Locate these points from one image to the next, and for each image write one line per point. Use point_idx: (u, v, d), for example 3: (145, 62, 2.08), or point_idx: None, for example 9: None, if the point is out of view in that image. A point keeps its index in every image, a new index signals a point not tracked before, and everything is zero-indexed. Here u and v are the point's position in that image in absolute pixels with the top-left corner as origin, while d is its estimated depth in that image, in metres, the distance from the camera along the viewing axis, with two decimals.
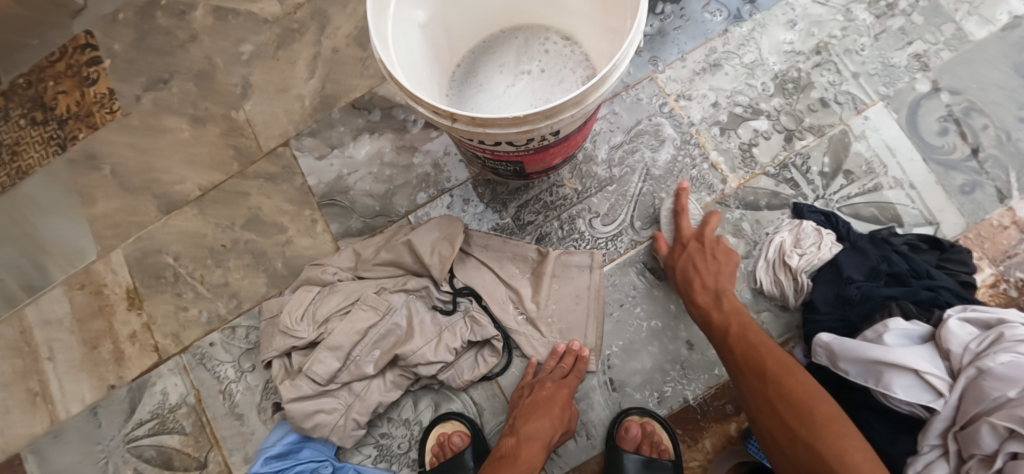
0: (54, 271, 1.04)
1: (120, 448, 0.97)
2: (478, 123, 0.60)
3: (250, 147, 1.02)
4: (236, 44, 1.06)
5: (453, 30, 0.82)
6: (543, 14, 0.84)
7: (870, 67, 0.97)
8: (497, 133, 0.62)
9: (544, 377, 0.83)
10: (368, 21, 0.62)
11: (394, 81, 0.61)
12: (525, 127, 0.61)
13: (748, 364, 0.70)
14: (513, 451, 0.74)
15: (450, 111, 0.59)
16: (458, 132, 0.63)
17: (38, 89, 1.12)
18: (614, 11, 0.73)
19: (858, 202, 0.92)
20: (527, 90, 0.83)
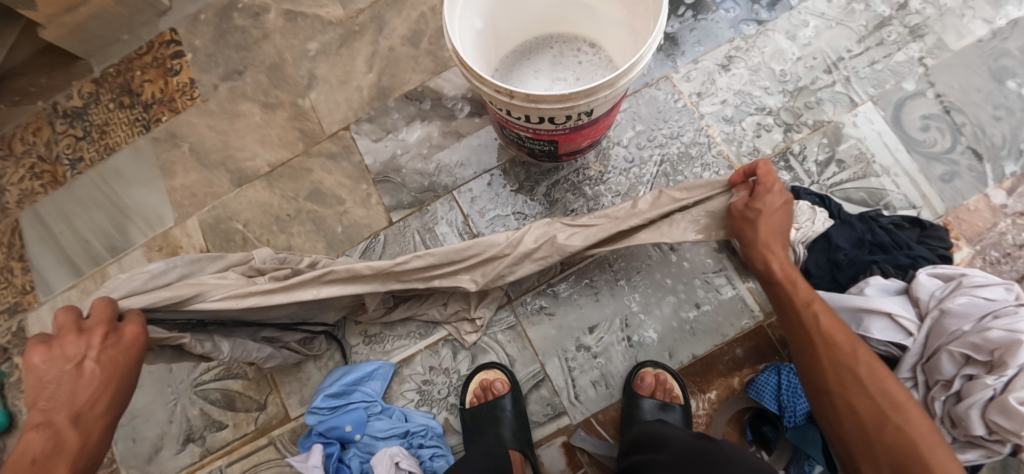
0: (136, 234, 1.18)
1: (189, 391, 1.09)
2: (531, 100, 0.73)
3: (314, 130, 1.17)
4: (304, 42, 1.22)
5: (499, 36, 0.97)
6: (579, 27, 1.00)
7: (860, 72, 1.11)
8: (545, 109, 0.74)
9: (63, 358, 0.65)
10: (443, 17, 0.76)
11: (462, 63, 0.73)
12: (567, 104, 0.73)
13: (830, 349, 0.71)
14: (54, 445, 0.61)
15: (510, 89, 0.71)
16: (512, 108, 0.76)
17: (126, 78, 1.27)
18: (640, 18, 0.86)
19: (849, 188, 1.05)
20: (559, 90, 0.99)
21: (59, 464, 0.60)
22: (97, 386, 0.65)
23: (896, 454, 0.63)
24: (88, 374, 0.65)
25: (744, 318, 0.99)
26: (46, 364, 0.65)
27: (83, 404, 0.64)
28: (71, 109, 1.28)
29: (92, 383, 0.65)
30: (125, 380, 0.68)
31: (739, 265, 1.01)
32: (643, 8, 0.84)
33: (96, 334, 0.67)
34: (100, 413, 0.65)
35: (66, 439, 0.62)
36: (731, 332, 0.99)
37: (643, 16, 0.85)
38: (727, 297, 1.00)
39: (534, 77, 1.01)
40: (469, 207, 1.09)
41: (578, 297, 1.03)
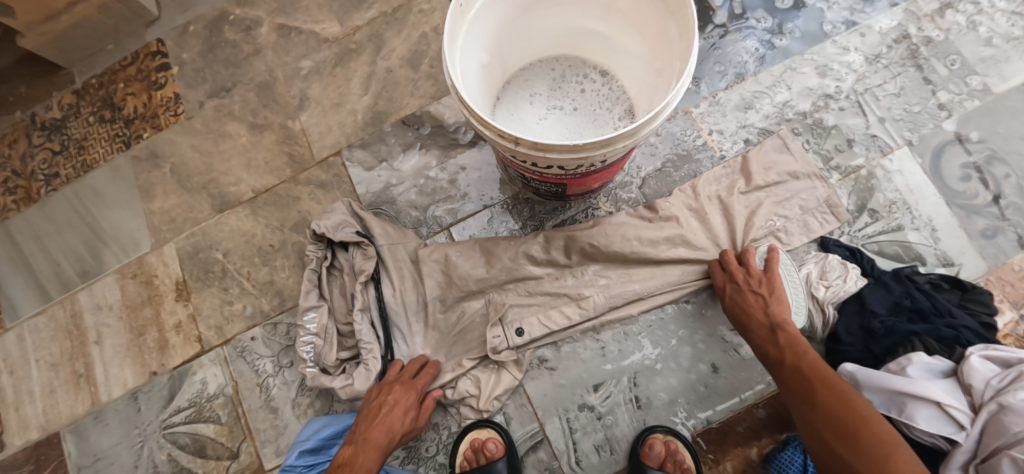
0: (109, 259, 1.11)
1: (156, 434, 1.01)
2: (539, 148, 0.64)
3: (303, 155, 1.09)
4: (298, 60, 1.14)
5: (503, 62, 0.88)
6: (587, 51, 0.91)
7: (895, 113, 1.02)
8: (554, 158, 0.66)
9: (392, 380, 0.85)
10: (444, 49, 0.67)
11: (464, 104, 0.66)
12: (580, 154, 0.65)
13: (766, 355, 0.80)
14: (349, 460, 0.77)
15: (515, 136, 0.63)
16: (517, 154, 0.68)
17: (109, 90, 1.20)
18: (660, 54, 0.78)
19: (882, 240, 0.96)
20: (563, 123, 0.89)
21: None
22: (410, 408, 0.83)
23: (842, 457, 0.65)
24: (381, 412, 0.81)
25: (764, 380, 0.90)
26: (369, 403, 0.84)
27: (373, 436, 0.79)
28: (50, 121, 1.20)
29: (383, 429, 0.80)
30: (401, 418, 0.81)
31: None
32: (665, 43, 0.76)
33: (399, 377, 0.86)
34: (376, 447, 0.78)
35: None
36: (750, 396, 0.90)
37: (663, 49, 0.77)
38: (746, 357, 0.92)
39: (527, 102, 0.92)
40: None
41: (582, 350, 0.94)
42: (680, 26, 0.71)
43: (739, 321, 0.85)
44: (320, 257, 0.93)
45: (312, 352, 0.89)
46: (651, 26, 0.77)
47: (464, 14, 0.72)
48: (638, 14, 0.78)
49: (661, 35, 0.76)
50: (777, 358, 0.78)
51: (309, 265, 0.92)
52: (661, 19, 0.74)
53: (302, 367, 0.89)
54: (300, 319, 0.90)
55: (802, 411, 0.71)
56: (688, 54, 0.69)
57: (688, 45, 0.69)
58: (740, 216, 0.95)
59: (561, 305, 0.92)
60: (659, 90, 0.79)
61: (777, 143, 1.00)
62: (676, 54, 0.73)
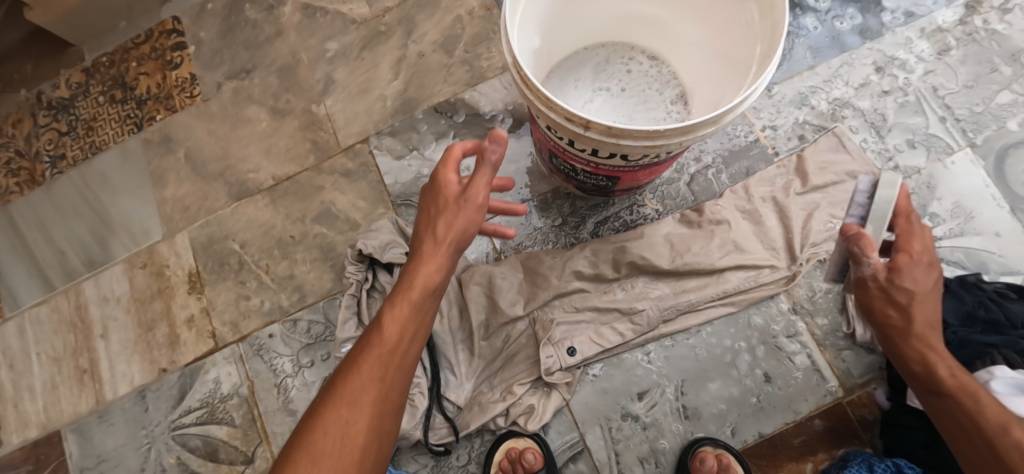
0: (117, 248, 1.04)
1: (165, 435, 0.94)
2: (612, 134, 0.58)
3: (328, 141, 1.02)
4: (323, 42, 1.07)
5: (550, 45, 0.82)
6: (637, 35, 0.85)
7: (957, 113, 0.96)
8: (627, 145, 0.60)
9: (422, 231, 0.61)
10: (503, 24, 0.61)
11: (526, 81, 0.59)
12: (657, 141, 0.59)
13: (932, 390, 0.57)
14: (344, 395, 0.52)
15: (587, 119, 0.57)
16: (582, 139, 0.62)
17: (120, 69, 1.13)
18: (729, 39, 0.73)
19: (944, 246, 0.91)
20: (611, 108, 0.83)
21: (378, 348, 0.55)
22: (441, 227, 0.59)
23: None
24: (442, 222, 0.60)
25: (819, 393, 0.86)
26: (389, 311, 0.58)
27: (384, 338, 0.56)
28: (56, 100, 1.13)
29: (409, 323, 0.58)
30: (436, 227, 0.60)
31: (818, 331, 0.88)
32: (737, 26, 0.70)
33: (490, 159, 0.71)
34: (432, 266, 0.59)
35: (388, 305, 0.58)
36: (805, 409, 0.85)
37: (734, 33, 0.71)
38: (801, 367, 0.87)
39: (573, 87, 0.85)
40: (502, 244, 0.94)
41: (626, 357, 0.88)
42: (761, 7, 0.65)
43: (920, 336, 0.56)
44: (360, 280, 0.89)
45: None
46: (721, 10, 0.72)
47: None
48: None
49: (732, 18, 0.70)
50: (941, 380, 0.56)
51: (349, 289, 0.88)
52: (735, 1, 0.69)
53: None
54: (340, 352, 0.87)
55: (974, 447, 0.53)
56: (773, 38, 0.63)
57: (775, 27, 0.63)
58: (799, 220, 0.90)
59: (612, 321, 0.87)
60: (727, 77, 0.74)
61: (834, 141, 0.94)
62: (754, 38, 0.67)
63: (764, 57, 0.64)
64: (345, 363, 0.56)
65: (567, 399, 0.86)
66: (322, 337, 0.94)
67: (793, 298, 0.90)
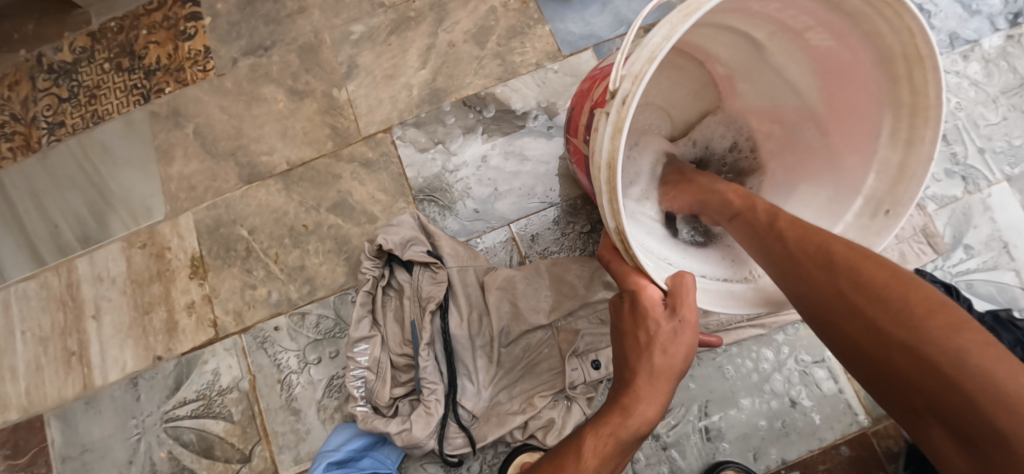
0: (116, 225, 0.98)
1: (156, 428, 0.89)
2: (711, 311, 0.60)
3: (348, 128, 0.98)
4: (347, 23, 1.02)
5: None
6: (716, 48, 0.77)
7: (996, 144, 0.94)
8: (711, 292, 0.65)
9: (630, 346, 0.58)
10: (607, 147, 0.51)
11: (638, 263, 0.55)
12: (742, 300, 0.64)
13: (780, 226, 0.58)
14: None
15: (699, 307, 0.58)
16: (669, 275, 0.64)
17: (129, 36, 1.07)
18: (836, 114, 0.68)
19: (977, 279, 0.89)
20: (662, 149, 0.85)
21: None
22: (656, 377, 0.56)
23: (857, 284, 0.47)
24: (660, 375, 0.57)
25: (845, 421, 0.83)
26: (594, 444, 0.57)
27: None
28: (58, 64, 1.07)
29: (610, 461, 0.57)
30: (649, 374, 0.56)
31: None
32: (855, 120, 0.65)
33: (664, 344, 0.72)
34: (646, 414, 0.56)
35: (588, 437, 0.58)
36: (830, 437, 0.83)
37: (847, 132, 0.67)
38: (829, 394, 0.85)
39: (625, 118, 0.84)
40: (528, 248, 0.91)
41: None
42: (897, 136, 0.60)
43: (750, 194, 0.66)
44: (376, 276, 0.85)
45: (363, 389, 0.81)
46: (841, 83, 0.65)
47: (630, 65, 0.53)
48: (842, 65, 0.63)
49: (857, 110, 0.64)
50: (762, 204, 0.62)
51: (364, 285, 0.84)
52: (875, 105, 0.61)
53: (352, 405, 0.81)
54: (351, 352, 0.82)
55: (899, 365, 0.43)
56: (897, 188, 0.61)
57: (908, 160, 0.59)
58: None
59: None
60: (812, 164, 0.72)
61: None
62: (872, 162, 0.63)
63: (875, 200, 0.63)
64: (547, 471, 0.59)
65: (586, 414, 0.82)
66: (332, 333, 0.89)
67: None
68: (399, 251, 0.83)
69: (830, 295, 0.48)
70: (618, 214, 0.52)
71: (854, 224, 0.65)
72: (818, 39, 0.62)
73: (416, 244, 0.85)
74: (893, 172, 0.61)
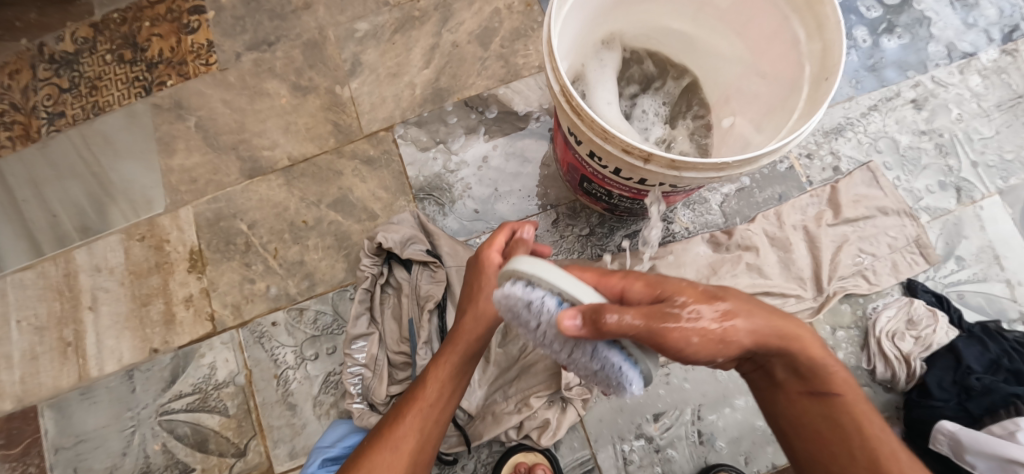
0: (115, 216, 0.98)
1: (152, 420, 0.89)
2: (675, 166, 0.56)
3: (351, 125, 0.98)
4: (353, 21, 1.03)
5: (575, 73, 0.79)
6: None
7: (989, 159, 0.95)
8: (690, 178, 0.57)
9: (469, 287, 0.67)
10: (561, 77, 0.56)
11: (578, 113, 0.58)
12: (722, 172, 0.56)
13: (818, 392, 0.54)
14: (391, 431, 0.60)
15: (647, 152, 0.55)
16: (638, 171, 0.60)
17: (132, 27, 1.07)
18: (769, 57, 0.71)
19: (966, 290, 0.90)
20: None
21: (417, 420, 0.60)
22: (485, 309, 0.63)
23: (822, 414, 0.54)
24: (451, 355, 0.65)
25: None
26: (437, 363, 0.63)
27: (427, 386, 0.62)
28: (60, 54, 1.06)
29: (451, 372, 0.63)
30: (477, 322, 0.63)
31: None
32: (779, 47, 0.68)
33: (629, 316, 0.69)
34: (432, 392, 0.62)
35: (408, 413, 0.61)
36: None
37: (780, 59, 0.69)
38: None
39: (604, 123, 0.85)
40: None
41: None
42: (809, 26, 0.63)
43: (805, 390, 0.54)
44: (375, 275, 0.86)
45: (360, 386, 0.82)
46: (760, 27, 0.70)
47: (559, 9, 0.62)
48: (750, 10, 0.69)
49: (773, 35, 0.69)
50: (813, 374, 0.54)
51: (362, 283, 0.85)
52: (782, 21, 0.66)
53: (350, 401, 0.82)
54: (349, 349, 0.83)
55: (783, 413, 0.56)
56: (826, 58, 0.61)
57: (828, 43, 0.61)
58: (828, 254, 0.89)
59: None
60: (767, 100, 0.71)
61: (868, 177, 0.93)
62: (803, 58, 0.65)
63: (816, 78, 0.62)
64: (383, 429, 0.60)
65: (580, 415, 0.83)
66: (329, 330, 0.90)
67: (816, 329, 0.88)
68: (399, 249, 0.84)
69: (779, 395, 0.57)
70: (559, 75, 0.57)
71: (807, 105, 0.63)
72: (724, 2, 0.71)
73: (410, 243, 0.85)
74: (822, 59, 0.62)
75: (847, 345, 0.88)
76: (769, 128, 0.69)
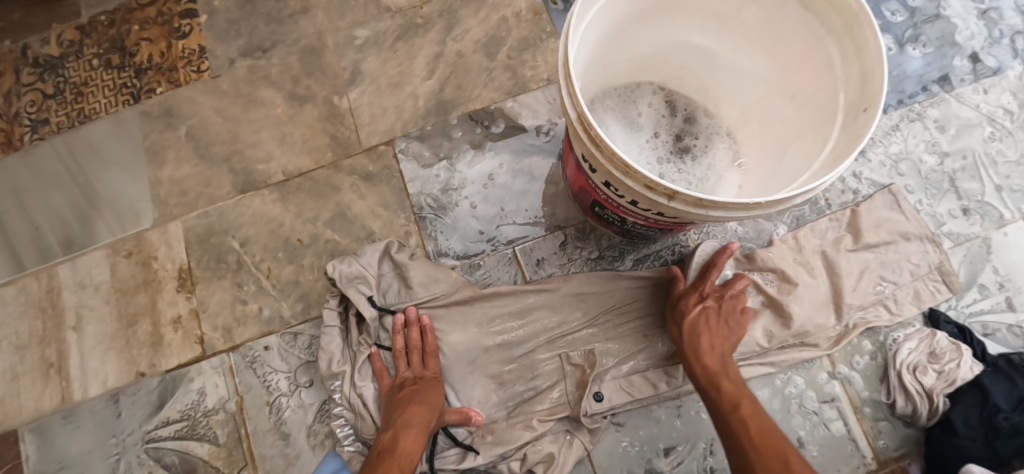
0: (101, 230, 0.93)
1: (138, 447, 0.85)
2: (702, 204, 0.52)
3: (349, 138, 0.94)
4: (352, 27, 0.98)
5: (589, 86, 0.75)
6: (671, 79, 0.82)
7: (1014, 182, 0.92)
8: (717, 216, 0.53)
9: (407, 364, 0.78)
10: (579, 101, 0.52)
11: (597, 144, 0.54)
12: (753, 211, 0.52)
13: (715, 385, 0.70)
14: (388, 446, 0.70)
15: (674, 189, 0.51)
16: (661, 207, 0.55)
17: (120, 30, 1.02)
18: (795, 80, 0.67)
19: (990, 320, 0.86)
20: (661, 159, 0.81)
21: (395, 467, 0.67)
22: (433, 386, 0.76)
23: (756, 428, 0.65)
24: (419, 407, 0.72)
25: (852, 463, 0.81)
26: (404, 421, 0.71)
27: (399, 441, 0.70)
28: (44, 58, 1.01)
29: (416, 437, 0.70)
30: (425, 386, 0.76)
31: (856, 398, 0.84)
32: (808, 69, 0.65)
33: (727, 312, 0.75)
34: (412, 443, 0.70)
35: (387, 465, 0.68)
36: None
37: (811, 82, 0.65)
38: (838, 435, 0.82)
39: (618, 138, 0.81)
40: (533, 272, 0.87)
41: (655, 408, 0.82)
42: (845, 50, 0.59)
43: (730, 388, 0.70)
44: (340, 312, 0.82)
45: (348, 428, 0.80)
46: (788, 48, 0.66)
47: (578, 26, 0.57)
48: (779, 27, 0.65)
49: (802, 56, 0.65)
50: (715, 371, 0.71)
51: (329, 322, 0.80)
52: (814, 43, 0.62)
53: (340, 444, 0.79)
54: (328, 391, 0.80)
55: (717, 365, 0.71)
56: (864, 86, 0.57)
57: (865, 71, 0.57)
58: (849, 280, 0.84)
59: (645, 370, 0.80)
60: (795, 125, 0.67)
61: (889, 201, 0.89)
62: (837, 83, 0.61)
63: (852, 108, 0.58)
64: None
65: (587, 449, 0.79)
66: None
67: (833, 360, 0.85)
68: (342, 284, 0.80)
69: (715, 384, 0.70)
70: (577, 102, 0.53)
71: (842, 134, 0.59)
72: (751, 19, 0.67)
73: (364, 279, 0.81)
74: (858, 86, 0.58)
75: (865, 377, 0.85)
76: (796, 155, 0.65)
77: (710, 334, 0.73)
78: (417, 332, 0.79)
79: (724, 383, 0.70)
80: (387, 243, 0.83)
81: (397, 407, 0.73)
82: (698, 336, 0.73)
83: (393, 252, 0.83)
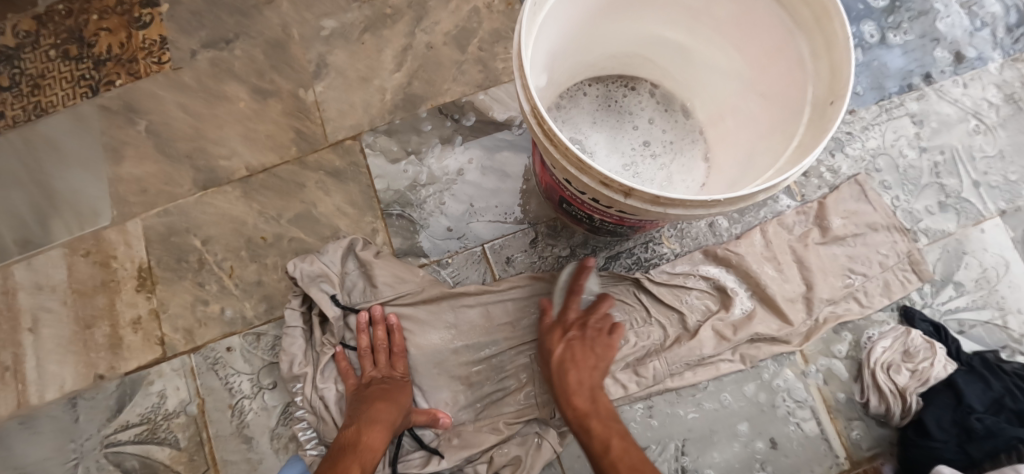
0: (57, 229, 0.90)
1: (95, 452, 0.82)
2: (659, 202, 0.50)
3: (315, 133, 0.91)
4: (319, 18, 0.95)
5: (557, 79, 0.73)
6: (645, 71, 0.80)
7: (992, 179, 0.90)
8: (676, 214, 0.51)
9: (374, 362, 0.76)
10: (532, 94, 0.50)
11: (551, 140, 0.51)
12: (712, 210, 0.51)
13: (583, 424, 0.65)
14: (353, 441, 0.66)
15: (630, 186, 0.49)
16: (619, 205, 0.53)
17: (78, 20, 0.98)
18: (765, 76, 0.65)
19: (965, 319, 0.85)
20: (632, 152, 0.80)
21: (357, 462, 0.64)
22: (402, 387, 0.74)
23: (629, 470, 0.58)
24: (387, 404, 0.70)
25: (825, 464, 0.80)
26: (370, 417, 0.68)
27: (363, 436, 0.66)
28: None
29: (382, 434, 0.67)
30: (393, 386, 0.74)
31: (829, 398, 0.83)
32: (777, 64, 0.63)
33: (592, 340, 0.70)
34: (377, 438, 0.67)
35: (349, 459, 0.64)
36: None
37: (781, 78, 0.62)
38: (811, 435, 0.81)
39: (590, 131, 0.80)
40: (502, 270, 0.85)
41: (627, 409, 0.81)
42: (814, 46, 0.57)
43: (602, 424, 0.64)
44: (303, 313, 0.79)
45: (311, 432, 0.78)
46: (758, 43, 0.64)
47: (535, 19, 0.55)
48: (749, 20, 0.63)
49: (773, 51, 0.62)
50: (583, 409, 0.66)
51: (291, 322, 0.78)
52: (783, 36, 0.60)
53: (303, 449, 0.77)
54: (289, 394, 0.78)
55: (581, 397, 0.66)
56: (833, 81, 0.55)
57: (833, 68, 0.55)
58: (823, 279, 0.83)
59: (615, 370, 0.79)
60: (764, 122, 0.65)
61: (865, 199, 0.88)
62: (806, 78, 0.59)
63: (821, 103, 0.56)
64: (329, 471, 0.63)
65: (558, 452, 0.77)
66: None
67: (806, 359, 0.84)
68: (304, 283, 0.77)
69: (582, 424, 0.65)
70: (529, 93, 0.50)
71: (808, 131, 0.57)
72: (722, 13, 0.65)
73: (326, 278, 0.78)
74: (827, 82, 0.56)
75: (839, 376, 0.83)
76: (765, 152, 0.63)
77: (579, 366, 0.68)
78: (384, 332, 0.77)
79: (608, 441, 0.62)
80: (350, 241, 0.81)
81: (363, 404, 0.70)
82: (565, 372, 0.68)
83: (358, 249, 0.81)
